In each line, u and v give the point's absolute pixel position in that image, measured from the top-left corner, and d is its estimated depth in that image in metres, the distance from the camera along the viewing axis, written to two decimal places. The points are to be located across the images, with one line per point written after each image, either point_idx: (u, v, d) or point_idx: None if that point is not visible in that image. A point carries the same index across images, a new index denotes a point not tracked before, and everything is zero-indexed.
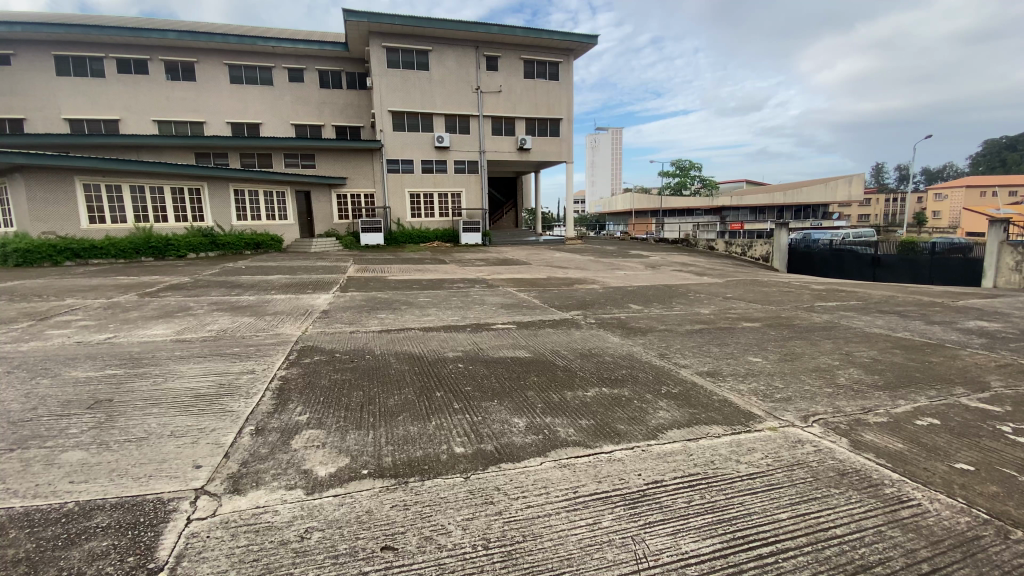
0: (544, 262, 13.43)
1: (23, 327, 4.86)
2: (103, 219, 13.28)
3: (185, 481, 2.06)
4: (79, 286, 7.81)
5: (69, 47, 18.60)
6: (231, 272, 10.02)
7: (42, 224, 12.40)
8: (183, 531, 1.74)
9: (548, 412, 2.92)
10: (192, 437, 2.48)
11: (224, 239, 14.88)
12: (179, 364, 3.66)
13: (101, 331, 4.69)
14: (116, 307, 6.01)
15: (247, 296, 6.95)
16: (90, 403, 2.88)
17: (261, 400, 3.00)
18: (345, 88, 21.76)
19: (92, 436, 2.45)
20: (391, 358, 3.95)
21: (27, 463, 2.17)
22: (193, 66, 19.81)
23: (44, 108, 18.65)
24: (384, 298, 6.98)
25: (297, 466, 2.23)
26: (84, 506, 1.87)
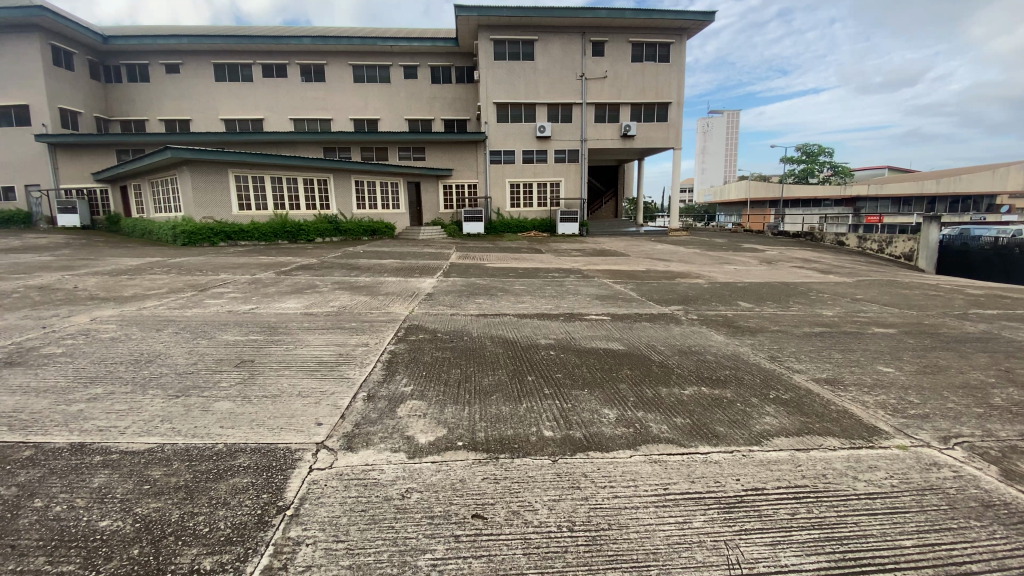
0: (646, 253, 12.97)
1: (189, 296, 5.79)
2: (249, 207, 15.27)
3: (309, 435, 2.36)
4: (229, 264, 9.09)
5: (226, 56, 21.46)
6: (350, 256, 11.00)
7: (204, 210, 14.37)
8: (305, 477, 2.00)
9: (641, 407, 2.86)
10: (316, 397, 2.82)
11: (345, 225, 16.50)
12: (306, 334, 4.16)
13: (247, 302, 5.47)
14: (258, 282, 6.94)
15: (363, 278, 7.60)
16: (236, 361, 3.40)
17: (373, 369, 3.32)
18: (454, 81, 22.70)
19: (237, 389, 2.90)
20: (486, 341, 4.11)
21: (188, 407, 2.63)
22: (323, 68, 21.92)
23: (205, 110, 21.74)
24: (482, 284, 7.23)
25: (401, 431, 2.45)
26: (230, 447, 2.22)
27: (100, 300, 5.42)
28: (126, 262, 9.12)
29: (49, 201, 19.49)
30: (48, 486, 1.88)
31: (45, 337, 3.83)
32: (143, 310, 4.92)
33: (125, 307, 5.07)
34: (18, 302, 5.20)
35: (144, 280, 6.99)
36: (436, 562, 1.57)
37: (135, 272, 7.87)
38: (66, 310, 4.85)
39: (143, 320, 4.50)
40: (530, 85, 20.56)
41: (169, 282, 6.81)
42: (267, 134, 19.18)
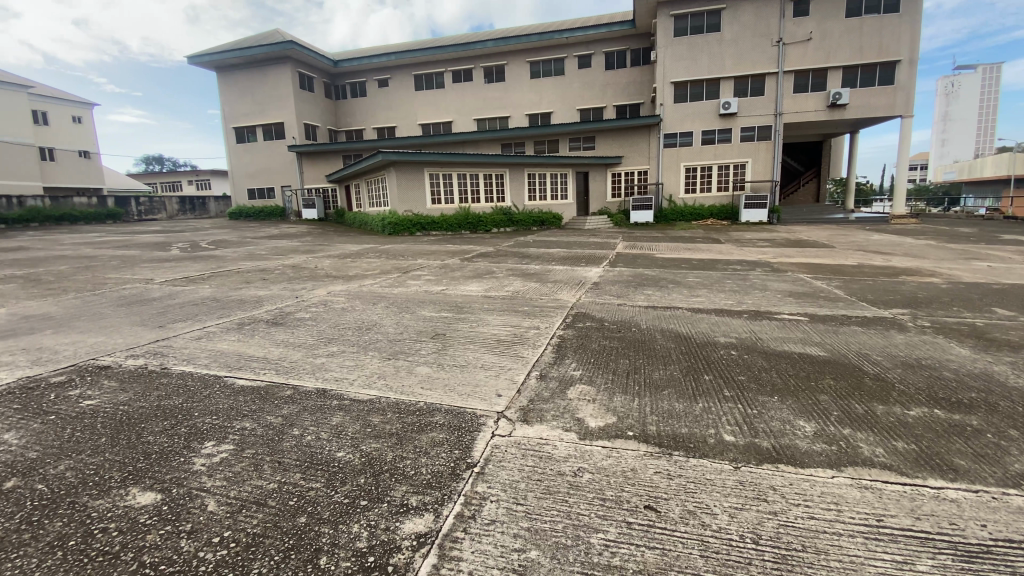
0: (855, 245, 10.93)
1: (395, 277, 6.80)
2: (439, 201, 17.19)
3: (491, 404, 2.59)
4: (423, 251, 10.40)
5: (424, 67, 24.34)
6: (523, 244, 11.63)
7: (405, 204, 16.63)
8: (488, 440, 2.21)
9: (846, 423, 2.46)
10: (496, 371, 3.09)
11: (518, 216, 17.44)
12: (487, 314, 4.56)
13: (439, 284, 6.22)
14: (447, 267, 7.81)
15: (535, 266, 7.96)
16: (431, 334, 3.91)
17: (546, 351, 3.48)
18: (629, 65, 22.05)
19: (434, 357, 3.35)
20: (658, 334, 3.96)
21: (396, 368, 3.12)
22: (503, 68, 23.38)
23: (406, 116, 25.00)
24: (652, 275, 6.96)
25: (572, 412, 2.53)
26: (427, 406, 2.56)
27: (332, 277, 6.70)
28: (350, 248, 11.11)
29: (297, 199, 24.61)
30: (303, 419, 2.39)
31: (298, 305, 4.91)
32: (363, 287, 5.96)
33: (350, 284, 6.20)
34: (281, 277, 6.75)
35: (362, 263, 8.42)
36: (608, 543, 1.60)
37: (355, 256, 9.52)
38: (310, 284, 6.11)
39: (363, 295, 5.44)
40: (714, 59, 18.87)
41: (379, 264, 8.09)
42: (455, 135, 21.26)
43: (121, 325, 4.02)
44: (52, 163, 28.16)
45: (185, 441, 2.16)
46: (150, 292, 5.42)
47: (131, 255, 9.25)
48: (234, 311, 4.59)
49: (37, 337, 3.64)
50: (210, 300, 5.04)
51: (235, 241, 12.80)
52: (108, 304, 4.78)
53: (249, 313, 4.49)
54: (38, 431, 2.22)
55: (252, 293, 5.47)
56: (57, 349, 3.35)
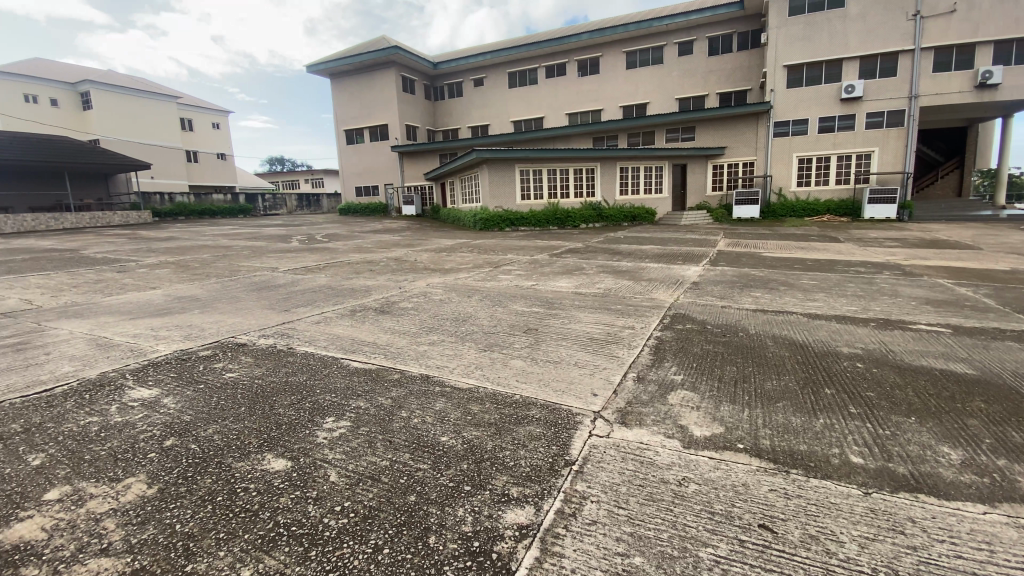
0: (1011, 247, 9.33)
1: (487, 271, 6.97)
2: (529, 197, 17.33)
3: (587, 403, 2.56)
4: (513, 246, 10.54)
5: (518, 64, 24.63)
6: (614, 241, 11.35)
7: (495, 200, 16.98)
8: (587, 440, 2.19)
9: (1007, 454, 2.10)
10: (590, 369, 3.04)
11: (609, 212, 17.07)
12: (579, 311, 4.51)
13: (530, 279, 6.26)
14: (537, 262, 7.85)
15: (627, 263, 7.73)
16: (524, 328, 3.95)
17: (642, 352, 3.37)
18: (734, 50, 20.61)
19: (527, 351, 3.38)
20: (766, 340, 3.66)
21: (492, 360, 3.19)
22: (598, 60, 22.96)
23: (499, 113, 25.48)
24: (758, 276, 6.46)
25: (674, 419, 2.42)
26: (523, 400, 2.58)
27: (429, 270, 7.01)
28: (444, 242, 11.56)
29: (398, 195, 26.08)
30: (410, 403, 2.53)
31: (401, 295, 5.21)
32: (458, 280, 6.18)
33: (446, 277, 6.45)
34: (384, 268, 7.19)
35: (456, 257, 8.73)
36: (718, 560, 1.50)
37: (449, 250, 9.90)
38: (411, 276, 6.45)
39: (459, 288, 5.64)
40: (836, 37, 17.02)
41: (473, 259, 8.34)
42: (546, 130, 21.27)
43: (254, 308, 4.53)
44: (197, 164, 32.46)
45: (309, 415, 2.38)
46: (275, 280, 6.04)
47: (258, 246, 10.40)
48: (345, 299, 4.98)
49: (189, 315, 4.21)
50: (326, 288, 5.51)
51: (343, 234, 13.90)
52: (242, 289, 5.41)
53: (358, 301, 4.85)
54: (191, 397, 2.57)
55: (360, 283, 5.89)
56: (204, 327, 3.85)
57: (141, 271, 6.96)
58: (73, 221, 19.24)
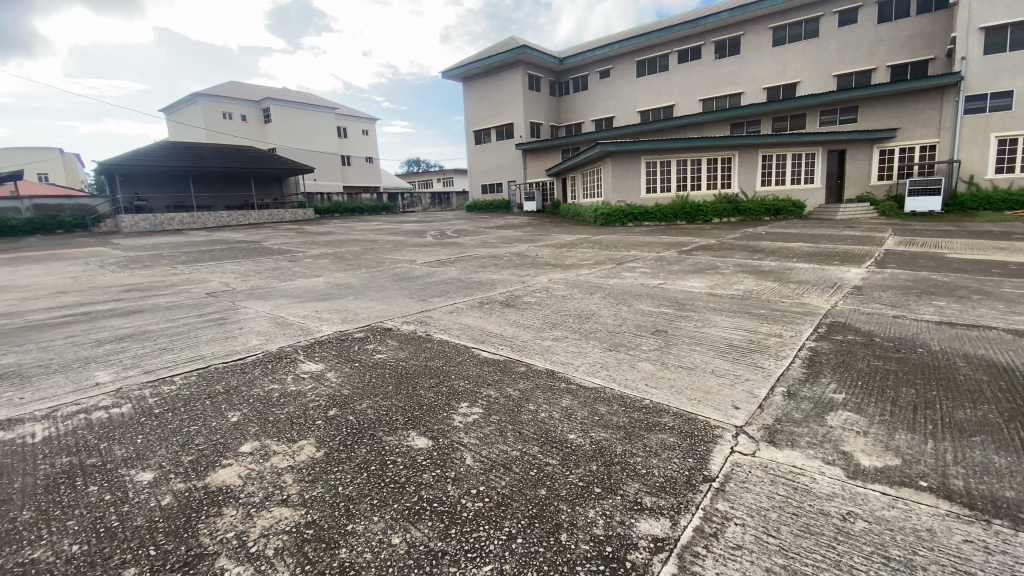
0: None
1: (611, 268, 6.80)
2: (655, 190, 16.58)
3: (727, 416, 2.36)
4: (638, 242, 10.15)
5: (648, 51, 23.66)
6: (752, 237, 10.35)
7: (619, 194, 16.56)
8: (728, 456, 2.02)
9: None
10: (730, 379, 2.80)
11: (746, 205, 15.63)
12: (714, 314, 4.18)
13: (658, 277, 5.97)
14: (664, 260, 7.47)
15: (768, 262, 6.99)
16: (653, 329, 3.77)
17: (792, 364, 3.01)
18: (914, 14, 17.52)
19: (657, 354, 3.22)
20: (956, 359, 3.04)
21: (620, 361, 3.10)
22: (739, 40, 21.11)
23: (626, 105, 24.72)
24: (941, 281, 5.41)
25: (834, 443, 2.12)
26: (655, 406, 2.46)
27: (553, 265, 7.06)
28: (566, 237, 11.55)
29: (521, 191, 26.54)
30: (538, 396, 2.57)
31: (526, 290, 5.32)
32: (582, 276, 6.12)
33: (569, 273, 6.42)
34: (508, 263, 7.39)
35: (578, 252, 8.65)
36: None
37: (571, 246, 9.87)
38: (535, 271, 6.54)
39: (583, 285, 5.58)
40: None
41: (596, 255, 8.21)
42: (676, 119, 20.08)
43: (396, 296, 4.96)
44: (349, 167, 36.61)
45: (446, 399, 2.54)
46: (412, 271, 6.54)
47: (397, 240, 11.39)
48: (475, 291, 5.20)
49: (344, 301, 4.75)
50: (458, 281, 5.83)
51: (471, 230, 14.64)
52: (385, 279, 5.96)
53: (486, 294, 5.05)
54: (348, 374, 2.90)
55: (486, 276, 6.13)
56: (356, 312, 4.32)
57: (307, 260, 8.04)
58: (256, 217, 22.97)
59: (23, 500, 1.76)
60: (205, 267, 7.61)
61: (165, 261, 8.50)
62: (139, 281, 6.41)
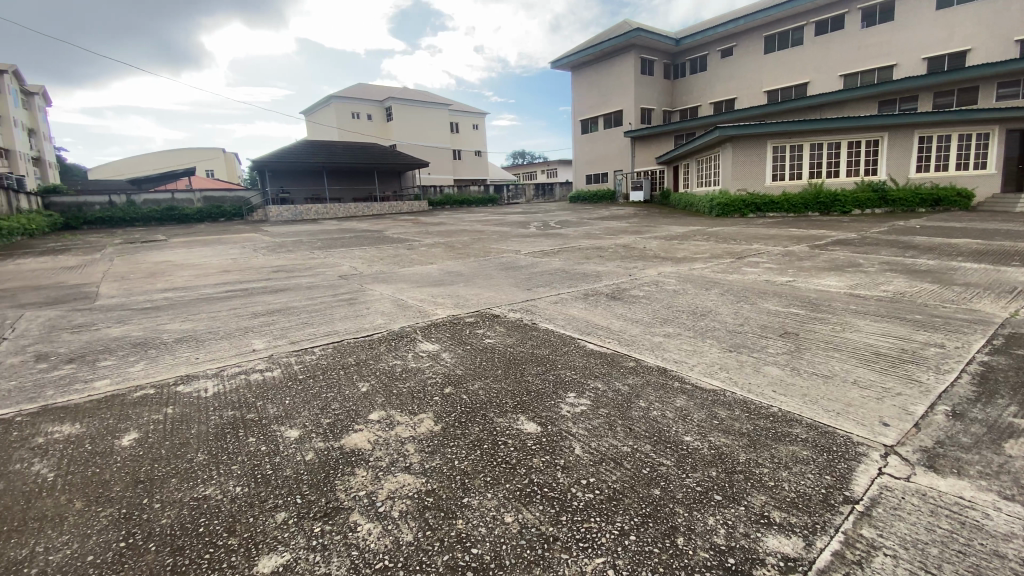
0: None
1: (729, 262, 6.33)
2: (783, 177, 15.24)
3: (872, 432, 2.08)
4: (760, 235, 9.33)
5: (778, 25, 21.50)
6: (903, 231, 9.00)
7: (741, 182, 15.48)
8: (874, 478, 1.77)
9: None
10: (877, 393, 2.45)
11: (896, 194, 13.61)
12: (855, 318, 3.70)
13: (784, 274, 5.43)
14: (791, 255, 6.78)
15: (925, 260, 6.03)
16: (781, 331, 3.44)
17: (959, 380, 2.56)
18: None
19: (786, 359, 2.93)
20: None
21: (742, 363, 2.87)
22: (893, 4, 18.33)
23: (751, 86, 22.75)
24: None
25: (1015, 476, 1.76)
26: (784, 415, 2.24)
27: (663, 258, 6.75)
28: (676, 229, 10.98)
29: (626, 180, 25.63)
30: (649, 393, 2.47)
31: (633, 282, 5.16)
32: (695, 271, 5.78)
33: (682, 267, 6.08)
34: (615, 255, 7.20)
35: (691, 245, 8.17)
36: None
37: (683, 238, 9.36)
38: (643, 264, 6.30)
39: (695, 279, 5.27)
40: None
41: (710, 248, 7.69)
42: (809, 99, 18.01)
43: (503, 285, 5.09)
44: (460, 160, 38.19)
45: (554, 387, 2.55)
46: (518, 261, 6.65)
47: (503, 231, 11.67)
48: (580, 283, 5.15)
49: (454, 288, 4.99)
50: (563, 272, 5.82)
51: (575, 221, 14.49)
52: (492, 268, 6.14)
53: (592, 286, 4.98)
54: (461, 355, 3.04)
55: (592, 268, 6.04)
56: (467, 298, 4.52)
57: (421, 249, 8.56)
58: (378, 208, 24.94)
59: (199, 444, 2.10)
60: (335, 252, 8.44)
61: (303, 247, 9.59)
62: (284, 263, 7.30)
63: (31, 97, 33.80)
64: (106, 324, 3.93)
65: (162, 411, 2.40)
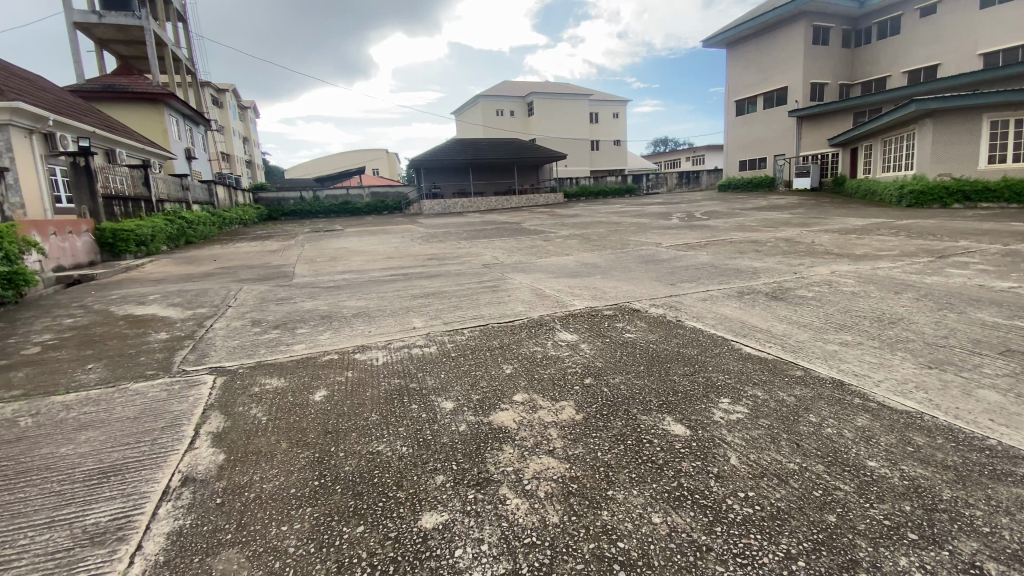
0: None
1: (925, 262, 5.29)
2: (1004, 158, 12.23)
3: None
4: (969, 230, 7.63)
5: None
6: None
7: (941, 166, 12.87)
8: None
9: None
10: None
11: None
12: None
13: (1006, 278, 4.36)
14: (1017, 255, 5.42)
15: None
16: (1002, 348, 2.78)
17: None
18: None
19: (1010, 383, 2.35)
20: None
21: (946, 384, 2.38)
22: None
23: (961, 48, 18.56)
24: None
25: None
26: (1007, 450, 1.81)
27: (834, 255, 5.90)
28: (851, 222, 9.51)
29: (790, 167, 23.03)
30: (820, 408, 2.19)
31: (798, 282, 4.58)
32: (877, 271, 4.94)
33: (861, 265, 5.24)
34: (774, 250, 6.49)
35: (872, 240, 7.01)
36: None
37: (861, 232, 8.05)
38: (809, 261, 5.57)
39: (879, 281, 4.50)
40: None
41: (900, 245, 6.48)
42: None
43: (644, 278, 4.92)
44: (598, 151, 37.60)
45: (704, 390, 2.40)
46: (660, 254, 6.36)
47: (643, 222, 11.23)
48: (731, 279, 4.75)
49: (593, 279, 4.95)
50: (710, 267, 5.41)
51: (724, 212, 13.42)
52: (632, 261, 5.97)
53: (747, 284, 4.55)
54: (601, 348, 3.01)
55: (746, 264, 5.52)
56: (606, 290, 4.46)
57: (559, 240, 8.66)
58: (516, 201, 25.86)
59: (372, 405, 2.40)
60: (479, 242, 8.93)
61: (451, 237, 10.34)
62: (436, 251, 7.97)
63: (246, 111, 41.51)
64: (299, 298, 4.71)
65: (343, 374, 2.80)
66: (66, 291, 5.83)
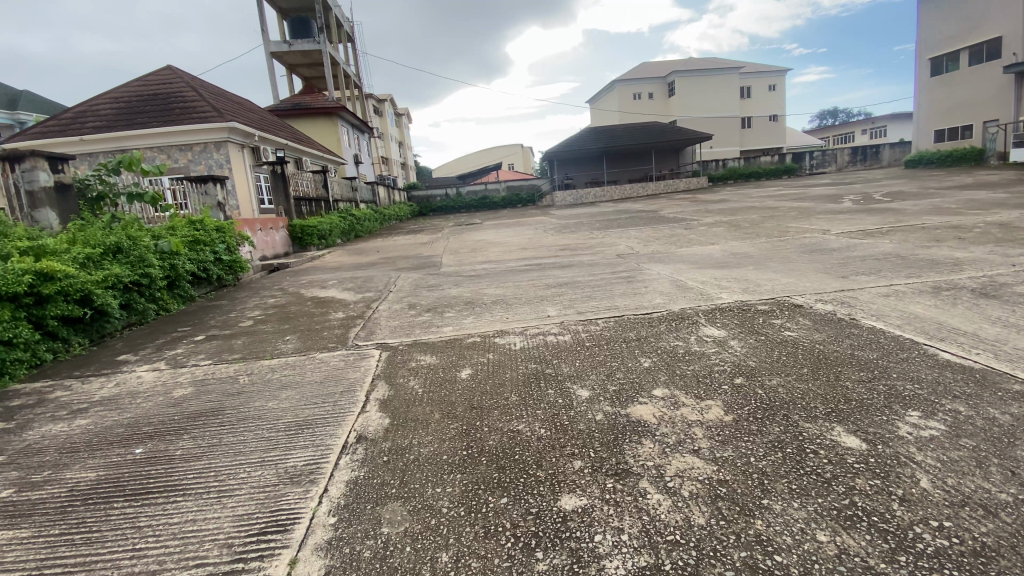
0: None
1: None
2: None
3: None
4: None
5: None
6: None
7: None
8: None
9: None
10: None
11: None
12: None
13: None
14: None
15: None
16: None
17: None
18: None
19: None
20: None
21: None
22: None
23: None
24: None
25: None
26: None
27: None
28: None
29: (1004, 135, 18.33)
30: None
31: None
32: None
33: None
34: (986, 237, 5.28)
35: None
36: None
37: None
38: None
39: None
40: None
41: None
42: None
43: (806, 270, 4.37)
44: (749, 130, 34.06)
45: (885, 400, 2.06)
46: (828, 243, 5.59)
47: (806, 207, 9.96)
48: (923, 272, 3.98)
49: (744, 271, 4.55)
50: (893, 257, 4.61)
51: (913, 192, 11.26)
52: (792, 251, 5.33)
53: (945, 278, 3.78)
54: (754, 346, 2.76)
55: (945, 254, 4.57)
56: (760, 283, 4.06)
57: (703, 228, 8.08)
58: (653, 188, 24.76)
59: (512, 387, 2.53)
60: (615, 232, 8.78)
61: (585, 227, 10.32)
62: (572, 242, 8.03)
63: (402, 117, 46.12)
64: (447, 285, 5.12)
65: (486, 355, 3.00)
66: (269, 276, 7.12)
